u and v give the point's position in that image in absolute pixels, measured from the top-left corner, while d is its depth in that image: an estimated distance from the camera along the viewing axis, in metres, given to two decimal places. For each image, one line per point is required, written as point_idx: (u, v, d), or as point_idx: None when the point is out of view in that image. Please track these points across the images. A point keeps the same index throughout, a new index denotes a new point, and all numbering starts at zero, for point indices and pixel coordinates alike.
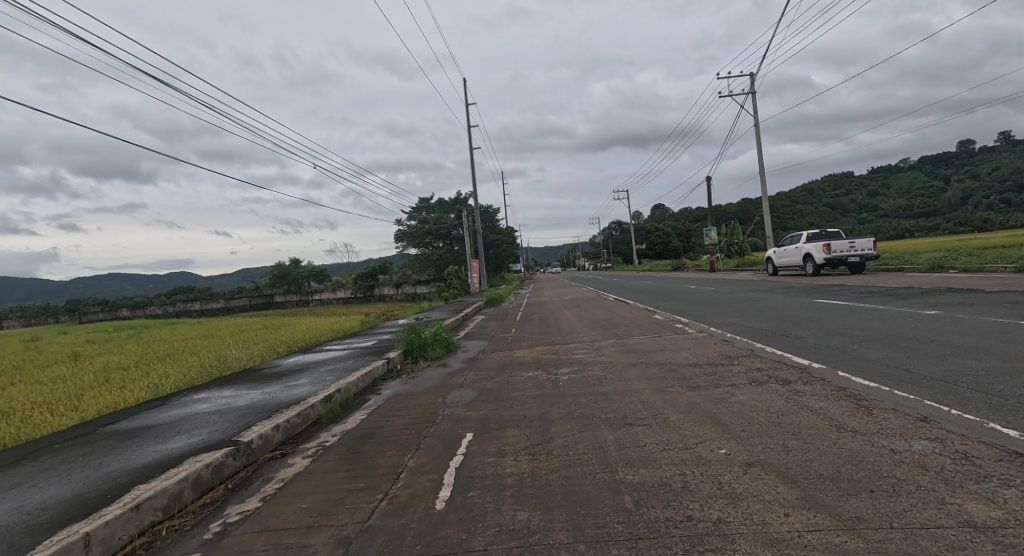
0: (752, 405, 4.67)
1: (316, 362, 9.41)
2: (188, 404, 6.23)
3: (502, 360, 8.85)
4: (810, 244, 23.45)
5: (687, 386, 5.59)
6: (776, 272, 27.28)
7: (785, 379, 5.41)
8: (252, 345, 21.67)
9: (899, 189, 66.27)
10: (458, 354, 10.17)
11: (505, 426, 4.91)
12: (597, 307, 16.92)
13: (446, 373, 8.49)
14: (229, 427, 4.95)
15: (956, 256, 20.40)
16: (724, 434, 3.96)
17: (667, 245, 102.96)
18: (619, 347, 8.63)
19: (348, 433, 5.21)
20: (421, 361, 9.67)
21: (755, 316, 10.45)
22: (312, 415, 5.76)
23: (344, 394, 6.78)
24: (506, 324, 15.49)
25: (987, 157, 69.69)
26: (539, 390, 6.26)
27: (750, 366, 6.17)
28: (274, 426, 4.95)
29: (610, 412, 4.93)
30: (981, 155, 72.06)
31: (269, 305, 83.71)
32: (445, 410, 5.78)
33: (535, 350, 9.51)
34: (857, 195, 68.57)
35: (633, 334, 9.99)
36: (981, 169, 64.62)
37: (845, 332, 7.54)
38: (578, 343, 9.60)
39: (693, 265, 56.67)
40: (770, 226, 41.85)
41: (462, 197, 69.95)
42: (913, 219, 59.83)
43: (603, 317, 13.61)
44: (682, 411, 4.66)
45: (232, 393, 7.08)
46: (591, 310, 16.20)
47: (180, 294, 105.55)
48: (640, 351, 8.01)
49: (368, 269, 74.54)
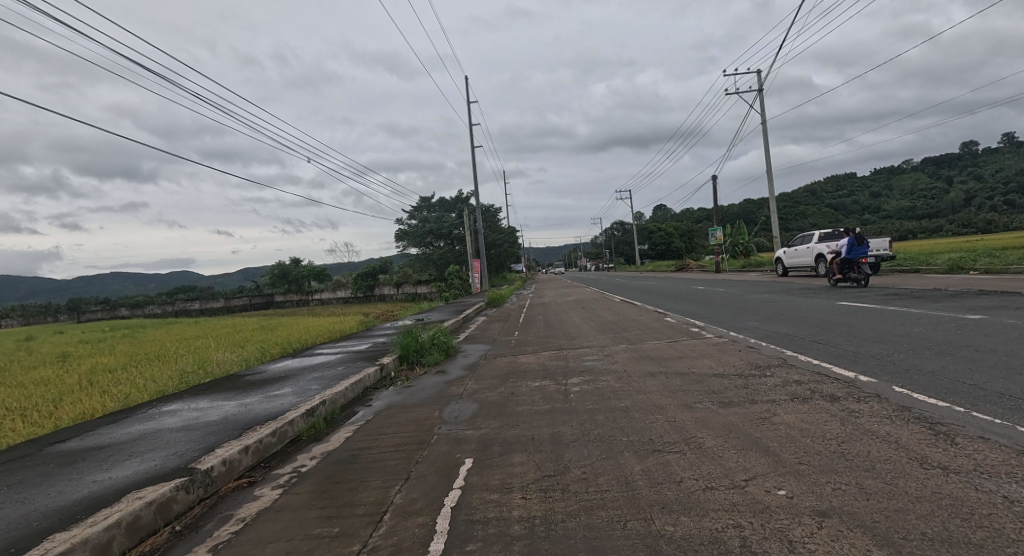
0: (802, 427, 3.96)
1: (303, 368, 8.71)
2: (152, 419, 5.53)
3: (506, 367, 8.15)
4: (822, 244, 22.75)
5: (719, 403, 4.88)
6: (786, 272, 26.58)
7: (832, 394, 4.71)
8: (245, 346, 20.99)
9: (903, 191, 65.77)
10: (457, 360, 9.47)
11: (510, 450, 4.21)
12: (604, 309, 16.22)
13: (444, 381, 7.79)
14: (189, 450, 4.25)
15: (975, 257, 19.72)
16: (777, 468, 3.26)
17: (670, 246, 102.33)
18: (634, 354, 7.92)
19: (328, 457, 4.50)
20: (417, 367, 8.97)
21: (777, 319, 9.74)
22: (290, 433, 5.07)
23: (329, 407, 6.07)
24: (509, 326, 14.81)
25: (992, 159, 69.10)
26: (548, 404, 5.57)
27: (786, 378, 5.47)
28: (241, 448, 4.26)
29: (632, 436, 4.22)
30: (986, 157, 71.51)
31: (269, 305, 83.18)
32: (441, 428, 5.08)
33: (541, 356, 8.83)
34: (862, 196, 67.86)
35: (646, 338, 9.29)
36: (986, 171, 64.48)
37: (884, 338, 6.84)
38: (588, 349, 8.91)
39: (697, 265, 56.01)
40: (776, 226, 41.17)
41: (464, 197, 69.34)
42: (918, 220, 59.24)
43: (611, 320, 12.91)
44: (718, 436, 3.96)
45: (205, 404, 6.37)
46: (598, 312, 15.48)
47: (181, 294, 105.05)
48: (657, 359, 7.30)
49: (368, 268, 73.94)
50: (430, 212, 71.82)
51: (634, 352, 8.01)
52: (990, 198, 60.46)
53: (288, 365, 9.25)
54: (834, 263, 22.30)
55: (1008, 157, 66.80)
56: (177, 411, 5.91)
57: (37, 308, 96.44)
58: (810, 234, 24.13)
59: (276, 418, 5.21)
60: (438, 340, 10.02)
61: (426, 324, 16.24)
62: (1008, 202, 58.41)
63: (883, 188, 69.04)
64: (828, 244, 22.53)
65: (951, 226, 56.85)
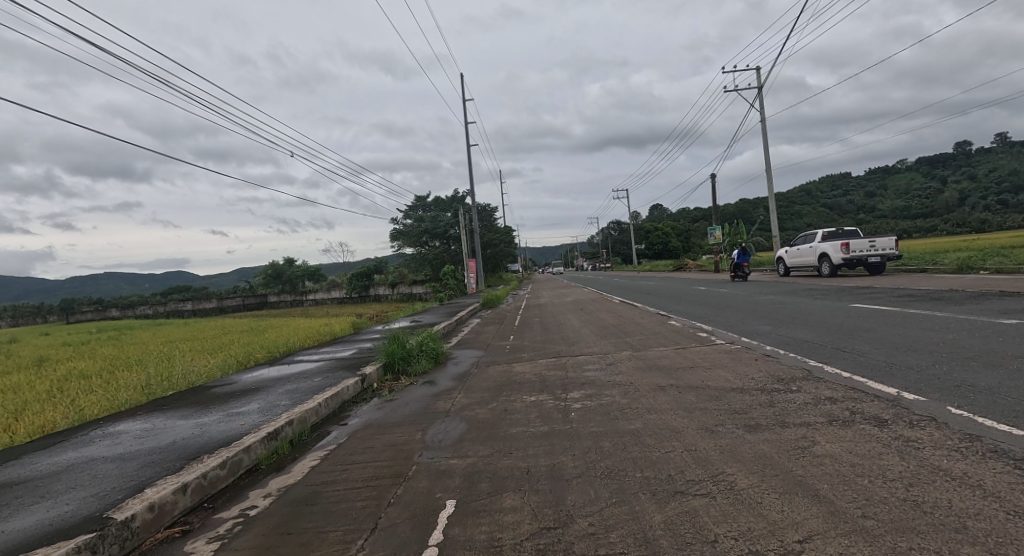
0: (853, 461, 3.26)
1: (279, 378, 7.99)
2: (90, 443, 4.80)
3: (499, 377, 7.46)
4: (826, 243, 22.15)
5: (744, 427, 4.18)
6: (788, 272, 26.00)
7: (878, 417, 4.02)
8: (231, 349, 20.21)
9: (898, 190, 65.69)
10: (447, 368, 8.76)
11: (501, 489, 3.51)
12: (604, 312, 15.52)
13: (431, 394, 7.07)
14: (114, 491, 3.54)
15: (984, 257, 19.16)
16: (837, 524, 2.56)
17: (667, 245, 102.00)
18: (639, 363, 7.23)
19: (285, 495, 3.79)
20: (404, 377, 8.25)
21: (790, 324, 9.08)
22: (246, 462, 4.36)
23: (297, 428, 5.35)
24: (504, 329, 14.10)
25: (987, 158, 69.10)
26: (546, 425, 4.87)
27: (817, 395, 4.78)
28: (177, 488, 3.54)
29: (646, 471, 3.52)
30: (980, 157, 71.58)
31: (263, 305, 82.31)
32: (422, 455, 4.38)
33: (538, 364, 8.14)
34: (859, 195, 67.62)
35: (651, 345, 8.60)
36: (981, 171, 64.30)
37: (917, 346, 6.17)
38: (589, 356, 8.23)
39: (695, 265, 55.52)
40: (776, 225, 40.60)
41: (459, 196, 68.64)
42: (912, 220, 59.20)
43: (612, 323, 12.22)
44: (752, 473, 3.27)
45: (158, 422, 5.64)
46: (597, 315, 14.79)
47: (174, 294, 104.00)
48: (666, 370, 6.62)
49: (363, 268, 73.10)
50: (426, 211, 71.00)
51: (640, 362, 7.32)
52: (984, 198, 60.07)
53: (263, 374, 8.53)
54: (839, 263, 21.71)
55: (1003, 156, 66.54)
56: (123, 433, 5.19)
57: (28, 309, 95.28)
58: (813, 233, 23.52)
59: (231, 443, 4.49)
60: (427, 348, 9.30)
61: (418, 327, 15.52)
62: (1002, 202, 57.67)
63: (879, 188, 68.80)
64: (832, 243, 21.92)
65: (945, 226, 56.73)
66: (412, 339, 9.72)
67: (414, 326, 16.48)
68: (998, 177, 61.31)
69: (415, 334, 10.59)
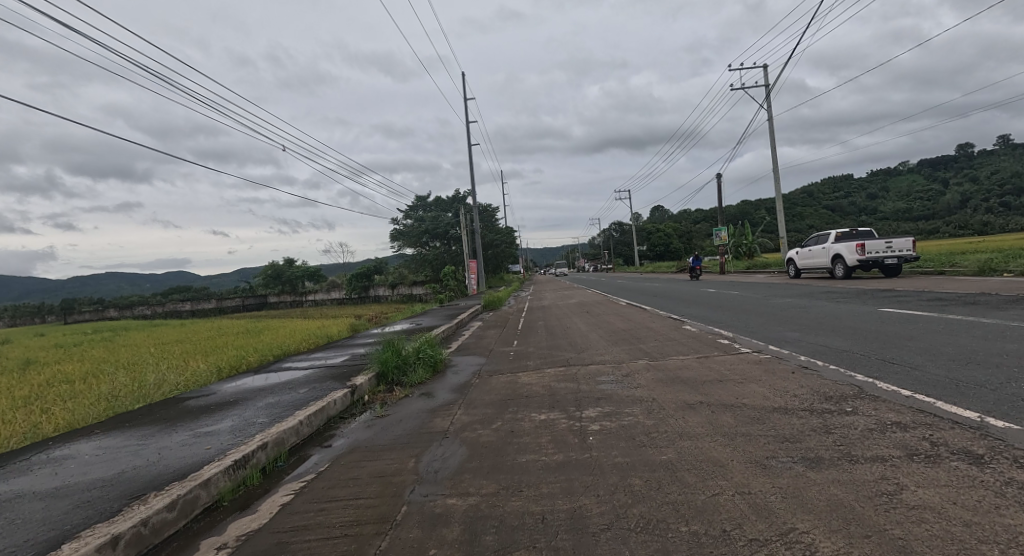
0: (964, 516, 2.53)
1: (262, 388, 7.28)
2: (26, 473, 4.09)
3: (505, 390, 6.74)
4: (840, 244, 21.45)
5: (803, 461, 3.45)
6: (798, 274, 25.30)
7: (971, 451, 3.28)
8: (223, 353, 19.49)
9: (901, 192, 65.10)
10: (447, 377, 8.04)
11: (512, 546, 2.79)
12: (612, 315, 14.79)
13: (428, 409, 6.34)
14: (27, 546, 2.83)
15: (1006, 259, 18.44)
16: None
17: (669, 247, 101.46)
18: (660, 375, 6.51)
19: (245, 545, 3.08)
20: (399, 387, 7.53)
21: (820, 331, 8.35)
22: (204, 499, 3.64)
23: (273, 452, 4.64)
24: (508, 334, 13.39)
25: (990, 160, 68.59)
26: (561, 453, 4.14)
27: (880, 419, 4.05)
28: (105, 543, 2.83)
29: (693, 523, 2.81)
30: (983, 159, 71.10)
31: (263, 305, 81.85)
32: (415, 492, 3.66)
33: (547, 374, 7.43)
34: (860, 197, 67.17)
35: (669, 353, 7.89)
36: (981, 172, 63.32)
37: (978, 359, 5.44)
38: (602, 366, 7.51)
39: (700, 266, 54.83)
40: (783, 226, 39.80)
41: (461, 196, 68.01)
42: (916, 222, 58.58)
43: (623, 327, 11.50)
44: (835, 533, 2.53)
45: (115, 443, 4.93)
46: (605, 318, 14.05)
47: (175, 294, 103.56)
48: (692, 384, 5.90)
49: (363, 269, 72.42)
50: (426, 211, 70.30)
51: (660, 374, 6.60)
52: (985, 200, 58.38)
53: (246, 383, 7.82)
54: (853, 265, 21.00)
55: (1006, 158, 65.66)
56: (73, 457, 4.50)
57: (27, 308, 94.99)
58: (826, 234, 22.77)
59: (188, 475, 3.78)
60: (425, 356, 8.56)
61: (417, 330, 14.81)
62: (1004, 203, 56.50)
63: (881, 189, 68.17)
64: (847, 244, 21.16)
65: (948, 228, 56.17)
66: (410, 346, 8.98)
67: (413, 329, 15.78)
68: (1001, 179, 60.81)
69: (414, 339, 9.87)
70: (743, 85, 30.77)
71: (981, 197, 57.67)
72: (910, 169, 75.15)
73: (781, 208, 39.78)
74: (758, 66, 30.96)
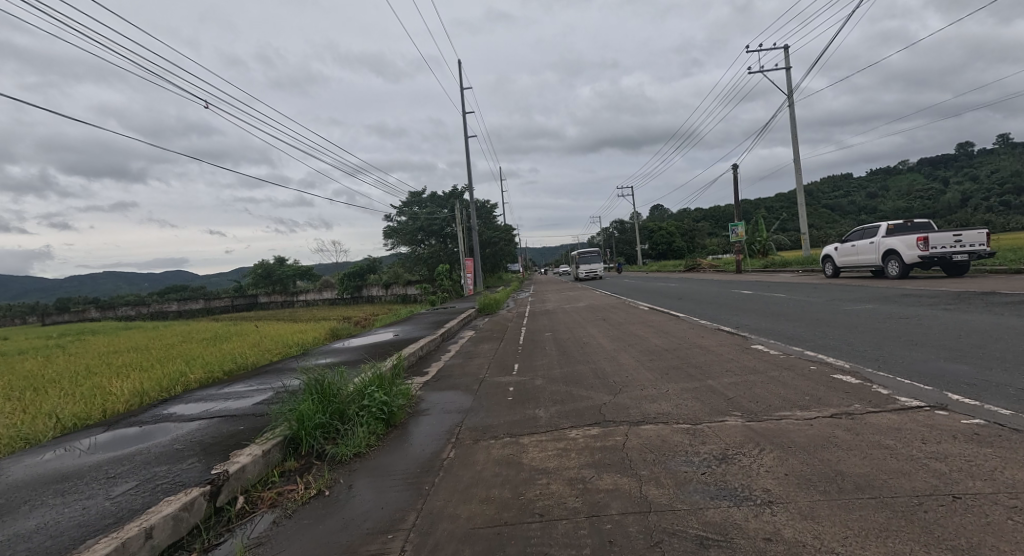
0: None
1: (73, 473, 4.11)
2: None
3: (498, 491, 3.58)
4: (894, 239, 18.53)
5: None
6: (838, 273, 22.48)
7: None
8: (170, 367, 16.47)
9: (901, 191, 62.02)
10: (405, 445, 4.86)
11: None
12: (640, 326, 11.66)
13: (346, 536, 3.18)
14: None
15: None
16: None
17: (671, 245, 98.83)
18: (800, 471, 3.32)
19: None
20: (318, 466, 4.39)
21: (1006, 364, 5.19)
22: None
23: None
24: (508, 350, 10.33)
25: (989, 158, 65.83)
26: None
27: None
28: None
29: None
30: (982, 157, 68.31)
31: (253, 305, 79.01)
32: None
33: (572, 446, 4.30)
34: (857, 196, 65.11)
35: (769, 406, 4.76)
36: (982, 170, 60.71)
37: None
38: (666, 433, 4.35)
39: (709, 265, 51.87)
40: (803, 221, 36.71)
41: (456, 191, 65.11)
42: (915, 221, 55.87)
43: (665, 347, 8.38)
44: None
45: None
46: (631, 330, 10.93)
47: (170, 294, 100.80)
48: (903, 508, 2.70)
49: (356, 268, 69.29)
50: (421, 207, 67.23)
51: (802, 465, 3.40)
52: (985, 198, 55.13)
53: (67, 457, 4.66)
54: (912, 262, 18.02)
55: (1008, 156, 63.13)
56: None
57: (13, 308, 92.87)
58: (874, 227, 19.68)
59: None
60: (372, 408, 5.30)
61: (392, 344, 11.67)
62: (1003, 202, 53.25)
63: (882, 188, 66.49)
64: (904, 238, 18.11)
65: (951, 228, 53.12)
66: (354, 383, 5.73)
67: (392, 341, 12.69)
68: (1000, 177, 57.77)
69: (368, 367, 6.62)
70: (762, 67, 28.14)
71: (980, 196, 53.90)
72: (914, 166, 72.57)
73: (803, 202, 36.60)
74: (779, 47, 28.27)
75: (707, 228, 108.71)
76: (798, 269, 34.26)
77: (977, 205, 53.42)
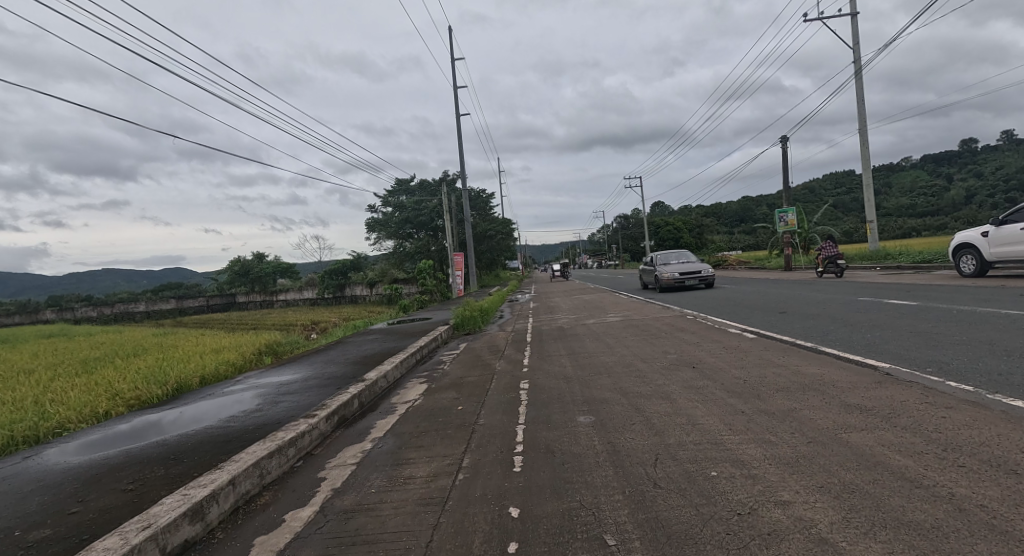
0: None
1: None
2: None
3: None
4: None
5: None
6: (983, 272, 15.71)
7: None
8: None
9: (904, 188, 58.62)
10: None
11: None
12: (834, 411, 4.43)
13: None
14: None
15: None
16: None
17: (679, 241, 93.06)
18: None
19: None
20: None
21: None
22: None
23: None
24: (463, 533, 3.08)
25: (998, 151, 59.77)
26: None
27: None
28: None
29: None
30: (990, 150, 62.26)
31: (230, 306, 72.76)
32: None
33: None
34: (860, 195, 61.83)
35: None
36: (995, 163, 53.68)
37: None
38: None
39: (736, 260, 45.30)
40: (869, 208, 29.52)
41: (447, 179, 58.46)
42: (918, 219, 50.08)
43: None
44: None
45: None
46: (840, 444, 3.73)
47: (158, 291, 94.06)
48: None
49: (337, 264, 61.98)
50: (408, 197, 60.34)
51: None
52: (991, 195, 46.70)
53: None
54: None
55: None
56: None
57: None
58: None
59: None
60: None
61: (177, 455, 4.35)
62: (1012, 198, 44.15)
63: (889, 183, 62.75)
64: None
65: (980, 216, 44.70)
66: None
67: (214, 429, 5.28)
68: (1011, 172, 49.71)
69: None
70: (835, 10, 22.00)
71: (986, 192, 46.21)
72: (922, 161, 67.51)
73: (868, 185, 29.41)
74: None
75: (714, 224, 102.59)
76: (858, 267, 27.91)
77: (981, 201, 45.88)
